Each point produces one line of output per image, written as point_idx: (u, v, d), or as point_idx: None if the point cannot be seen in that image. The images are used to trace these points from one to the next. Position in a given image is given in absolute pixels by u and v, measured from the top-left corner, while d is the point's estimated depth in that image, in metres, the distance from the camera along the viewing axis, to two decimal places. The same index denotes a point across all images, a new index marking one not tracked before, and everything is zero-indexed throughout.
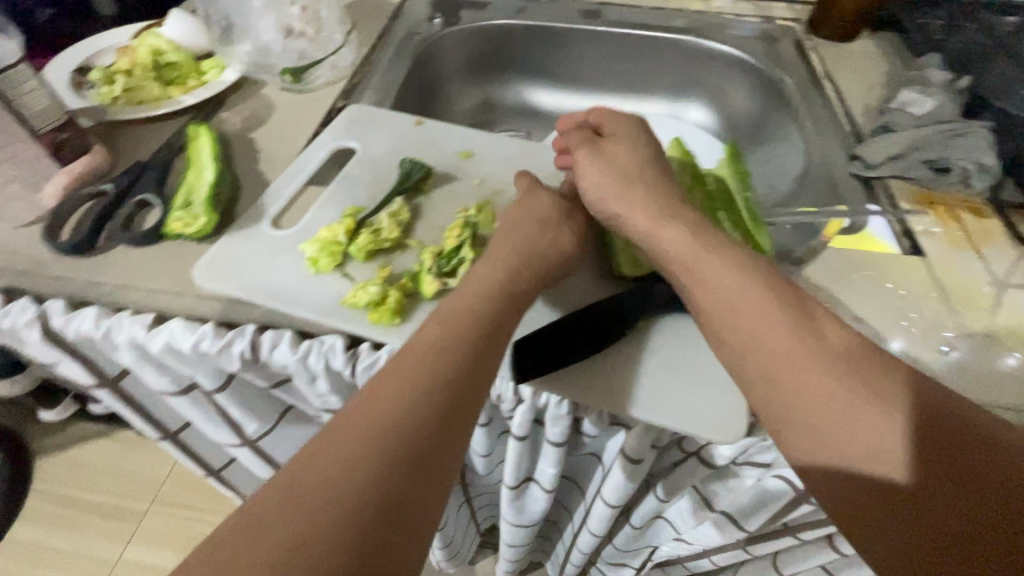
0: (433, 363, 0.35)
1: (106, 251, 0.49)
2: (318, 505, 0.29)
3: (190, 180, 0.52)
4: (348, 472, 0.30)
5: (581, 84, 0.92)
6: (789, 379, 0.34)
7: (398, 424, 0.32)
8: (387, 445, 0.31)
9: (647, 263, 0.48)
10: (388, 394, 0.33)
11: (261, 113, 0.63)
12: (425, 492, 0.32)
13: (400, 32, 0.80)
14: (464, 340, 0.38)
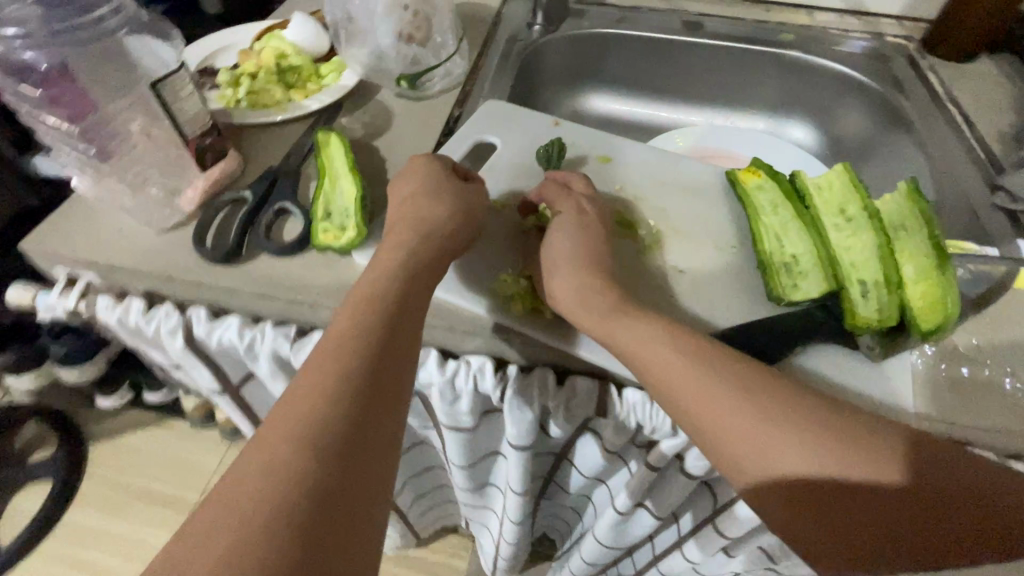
0: (350, 352, 0.34)
1: (249, 260, 0.48)
2: (256, 502, 0.28)
3: (326, 189, 0.51)
4: (279, 468, 0.29)
5: (675, 97, 0.89)
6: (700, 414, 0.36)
7: (329, 406, 0.32)
8: (313, 436, 0.30)
9: (813, 291, 0.46)
10: (312, 376, 0.33)
11: (381, 119, 0.63)
12: (363, 472, 0.31)
13: (504, 39, 0.79)
14: (382, 326, 0.36)
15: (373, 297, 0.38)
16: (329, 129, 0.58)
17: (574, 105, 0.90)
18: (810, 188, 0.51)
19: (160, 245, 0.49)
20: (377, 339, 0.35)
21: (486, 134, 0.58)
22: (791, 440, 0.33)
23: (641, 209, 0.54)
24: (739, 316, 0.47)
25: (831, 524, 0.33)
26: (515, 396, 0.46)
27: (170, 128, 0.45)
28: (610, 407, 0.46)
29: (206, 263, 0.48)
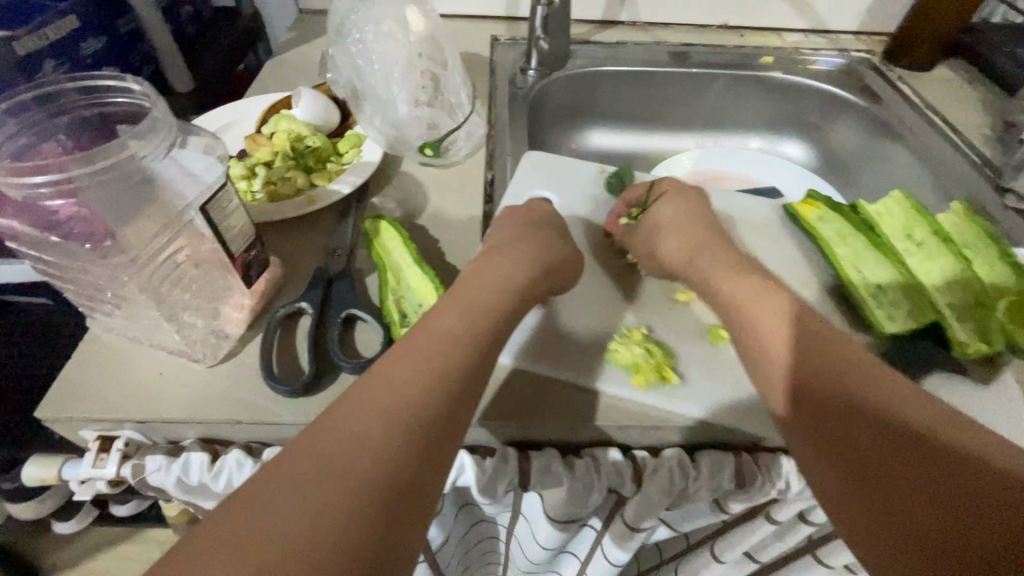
0: (452, 348, 0.34)
1: (327, 383, 0.42)
2: (345, 466, 0.26)
3: (391, 285, 0.47)
4: (370, 435, 0.28)
5: (671, 124, 0.91)
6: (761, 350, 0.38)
7: (397, 419, 0.29)
8: (409, 416, 0.29)
9: (913, 320, 0.46)
10: (389, 382, 0.30)
11: (415, 194, 0.58)
12: (418, 505, 0.27)
13: (505, 88, 0.76)
14: (482, 331, 0.36)
15: (469, 304, 0.38)
16: (368, 215, 0.53)
17: (574, 145, 0.89)
18: (873, 218, 0.53)
19: (218, 382, 0.42)
20: (476, 342, 0.35)
21: (545, 180, 0.59)
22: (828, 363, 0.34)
23: None
24: None
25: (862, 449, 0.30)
26: (651, 480, 0.42)
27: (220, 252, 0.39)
28: (753, 481, 0.43)
29: (278, 396, 0.42)
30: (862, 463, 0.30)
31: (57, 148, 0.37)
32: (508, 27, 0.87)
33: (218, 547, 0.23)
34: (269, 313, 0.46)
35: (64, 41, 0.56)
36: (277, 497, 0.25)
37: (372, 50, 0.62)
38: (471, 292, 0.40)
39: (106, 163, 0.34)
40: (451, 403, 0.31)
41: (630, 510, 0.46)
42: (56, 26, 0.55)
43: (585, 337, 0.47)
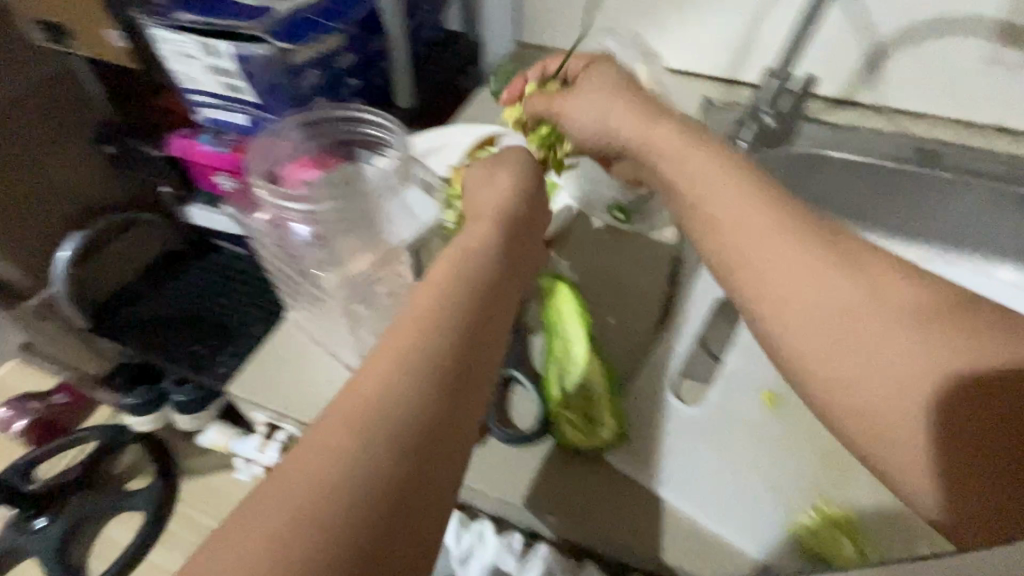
0: (449, 297, 0.33)
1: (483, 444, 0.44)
2: (362, 432, 0.27)
3: (558, 354, 0.44)
4: (384, 398, 0.28)
5: (887, 230, 0.80)
6: (812, 350, 0.37)
7: (414, 342, 0.31)
8: (416, 368, 0.30)
9: None
10: (391, 350, 0.30)
11: (597, 255, 0.56)
12: (453, 410, 0.30)
13: None
14: (484, 277, 0.35)
15: (471, 258, 0.36)
16: (549, 269, 0.52)
17: None
18: None
19: None
20: (474, 289, 0.34)
21: None
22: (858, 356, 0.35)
23: None
24: None
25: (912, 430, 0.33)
26: None
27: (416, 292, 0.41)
28: None
29: None
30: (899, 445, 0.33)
31: (306, 179, 0.42)
32: (724, 90, 0.82)
33: (281, 475, 0.26)
34: None
35: (329, 54, 0.63)
36: (313, 467, 0.26)
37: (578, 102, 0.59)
38: (497, 251, 0.38)
39: (329, 211, 0.39)
40: (465, 335, 0.32)
41: None
42: (328, 42, 0.62)
43: (760, 482, 0.43)
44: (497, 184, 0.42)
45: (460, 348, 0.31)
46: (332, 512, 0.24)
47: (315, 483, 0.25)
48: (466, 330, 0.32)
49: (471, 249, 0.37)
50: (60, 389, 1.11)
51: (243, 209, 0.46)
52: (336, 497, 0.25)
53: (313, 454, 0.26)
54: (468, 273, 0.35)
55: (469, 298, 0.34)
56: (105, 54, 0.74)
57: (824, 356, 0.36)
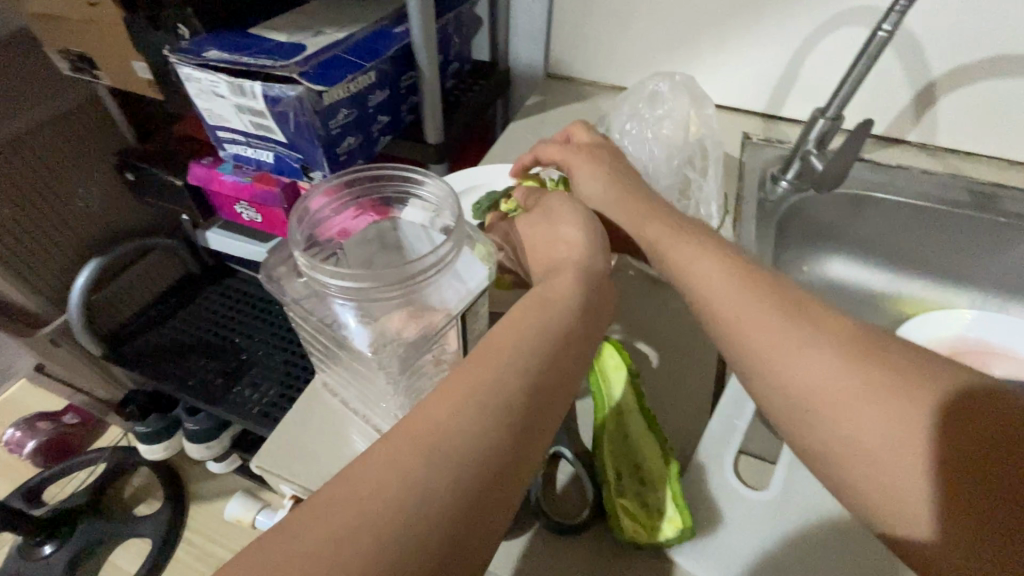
0: (524, 339, 0.32)
1: (522, 531, 0.38)
2: (418, 469, 0.26)
3: (613, 433, 0.40)
4: (451, 431, 0.27)
5: (941, 276, 0.74)
6: (808, 404, 0.32)
7: (483, 379, 0.30)
8: (487, 409, 0.28)
9: None
10: (463, 390, 0.29)
11: (643, 313, 0.52)
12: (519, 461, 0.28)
13: (751, 199, 0.69)
14: (560, 322, 0.34)
15: (550, 301, 0.35)
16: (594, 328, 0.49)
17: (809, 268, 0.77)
18: None
19: None
20: (551, 335, 0.33)
21: None
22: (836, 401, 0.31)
23: None
24: None
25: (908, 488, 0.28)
26: None
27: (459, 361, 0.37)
28: None
29: None
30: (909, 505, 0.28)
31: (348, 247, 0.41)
32: (764, 126, 0.79)
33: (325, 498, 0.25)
34: None
35: (363, 93, 0.62)
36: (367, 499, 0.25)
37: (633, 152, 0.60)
38: (571, 297, 0.36)
39: (373, 283, 0.35)
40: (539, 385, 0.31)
41: None
42: (361, 80, 0.60)
43: None
44: (567, 241, 0.41)
45: (527, 395, 0.30)
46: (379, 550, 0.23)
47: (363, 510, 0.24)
48: (536, 375, 0.31)
49: (554, 299, 0.36)
50: (71, 409, 1.10)
51: (269, 262, 0.43)
52: (386, 532, 0.23)
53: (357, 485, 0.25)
54: (533, 324, 0.33)
55: (540, 340, 0.33)
56: (131, 84, 0.73)
57: (796, 389, 0.33)
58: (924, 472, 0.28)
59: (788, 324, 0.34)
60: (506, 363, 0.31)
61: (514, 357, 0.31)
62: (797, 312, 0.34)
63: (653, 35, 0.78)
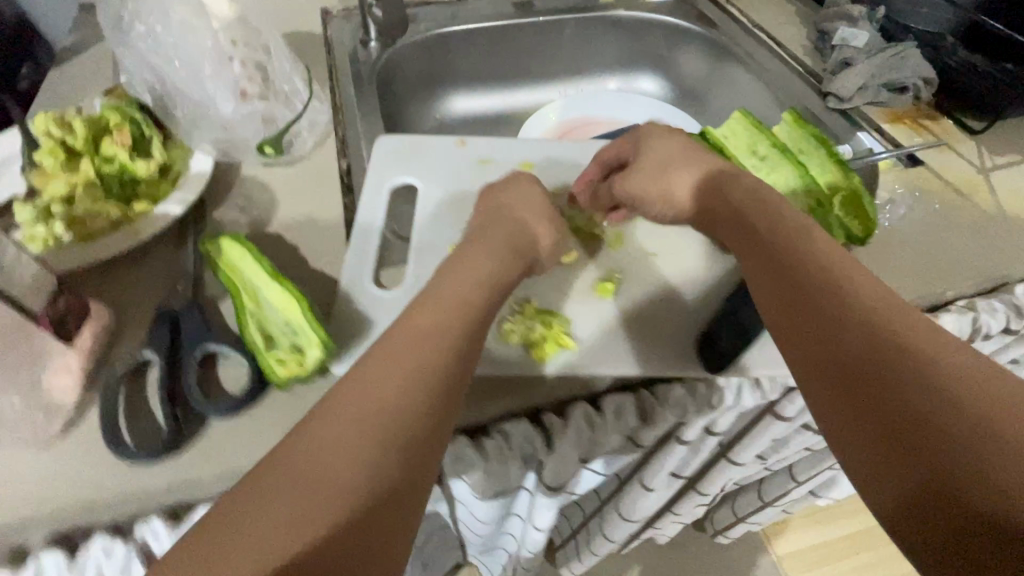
0: (381, 433, 0.28)
1: (199, 436, 0.38)
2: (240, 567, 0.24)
3: (251, 308, 0.42)
4: (290, 526, 0.25)
5: (528, 79, 0.90)
6: (794, 321, 0.34)
7: (363, 412, 0.29)
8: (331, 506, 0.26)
9: None
10: (317, 465, 0.27)
11: (268, 200, 0.52)
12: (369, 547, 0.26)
13: (347, 66, 0.71)
14: (436, 399, 0.31)
15: (425, 369, 0.31)
16: (211, 233, 0.47)
17: (437, 115, 0.86)
18: (723, 142, 0.55)
19: (62, 466, 0.36)
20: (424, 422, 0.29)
21: (411, 168, 0.56)
22: (815, 324, 0.33)
23: None
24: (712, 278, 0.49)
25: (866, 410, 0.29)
26: (568, 438, 0.43)
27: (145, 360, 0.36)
28: (656, 414, 0.45)
29: (140, 465, 0.36)
30: (872, 429, 0.29)
31: None
32: None
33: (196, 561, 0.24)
34: (104, 371, 0.39)
35: None
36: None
37: (168, 43, 0.52)
38: (444, 379, 0.31)
39: None
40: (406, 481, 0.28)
41: (551, 469, 0.47)
42: None
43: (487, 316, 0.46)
44: None
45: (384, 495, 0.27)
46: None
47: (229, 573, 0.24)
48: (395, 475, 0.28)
49: (424, 369, 0.31)
50: None
51: None
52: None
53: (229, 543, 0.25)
54: (401, 413, 0.29)
55: (439, 364, 0.32)
56: None
57: (787, 297, 0.35)
58: (877, 413, 0.29)
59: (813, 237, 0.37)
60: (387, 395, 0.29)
61: (414, 393, 0.30)
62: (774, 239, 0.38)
63: None
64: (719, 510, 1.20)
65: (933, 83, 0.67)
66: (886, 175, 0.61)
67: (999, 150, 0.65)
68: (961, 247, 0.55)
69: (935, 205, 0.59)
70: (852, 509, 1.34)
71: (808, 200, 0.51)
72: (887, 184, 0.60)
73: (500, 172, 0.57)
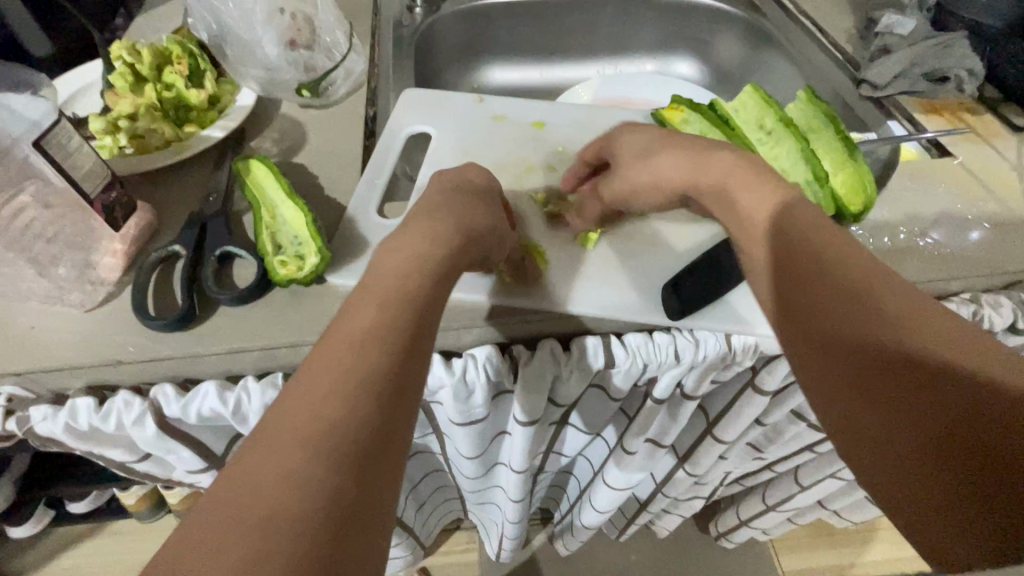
0: (360, 373, 0.30)
1: (209, 318, 0.44)
2: (261, 512, 0.25)
3: (266, 219, 0.48)
4: (294, 473, 0.26)
5: (565, 55, 0.92)
6: (823, 335, 0.34)
7: (370, 350, 0.31)
8: (332, 443, 0.28)
9: None
10: (308, 413, 0.28)
11: (298, 135, 0.58)
12: (378, 480, 0.28)
13: (390, 28, 0.77)
14: (399, 340, 0.33)
15: (392, 320, 0.33)
16: (245, 157, 0.53)
17: (473, 83, 0.90)
18: (730, 114, 0.56)
19: (97, 328, 0.43)
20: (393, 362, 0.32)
21: (429, 117, 0.60)
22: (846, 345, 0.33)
23: None
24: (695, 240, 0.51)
25: (897, 435, 0.30)
26: (532, 373, 0.46)
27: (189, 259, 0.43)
28: (621, 360, 0.47)
29: (158, 335, 0.43)
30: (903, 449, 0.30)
31: None
32: None
33: (211, 499, 0.26)
34: (141, 258, 0.46)
35: None
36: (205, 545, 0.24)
37: None
38: (406, 325, 0.34)
39: None
40: (386, 417, 0.30)
41: (519, 402, 0.50)
42: None
43: None
44: None
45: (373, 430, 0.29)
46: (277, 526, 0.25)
47: (250, 505, 0.25)
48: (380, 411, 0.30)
49: (373, 317, 0.33)
50: None
51: None
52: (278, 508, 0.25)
53: (247, 478, 0.26)
54: (374, 359, 0.31)
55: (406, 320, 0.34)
56: None
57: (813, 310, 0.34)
58: (916, 432, 0.29)
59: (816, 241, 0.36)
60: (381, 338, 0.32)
61: (375, 346, 0.32)
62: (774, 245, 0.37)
63: None
64: (724, 512, 1.17)
65: (978, 76, 0.63)
66: (907, 163, 0.59)
67: None
68: (980, 240, 0.53)
69: (958, 196, 0.56)
70: (873, 534, 1.28)
71: (807, 174, 0.51)
72: (908, 171, 0.58)
73: (511, 128, 0.60)
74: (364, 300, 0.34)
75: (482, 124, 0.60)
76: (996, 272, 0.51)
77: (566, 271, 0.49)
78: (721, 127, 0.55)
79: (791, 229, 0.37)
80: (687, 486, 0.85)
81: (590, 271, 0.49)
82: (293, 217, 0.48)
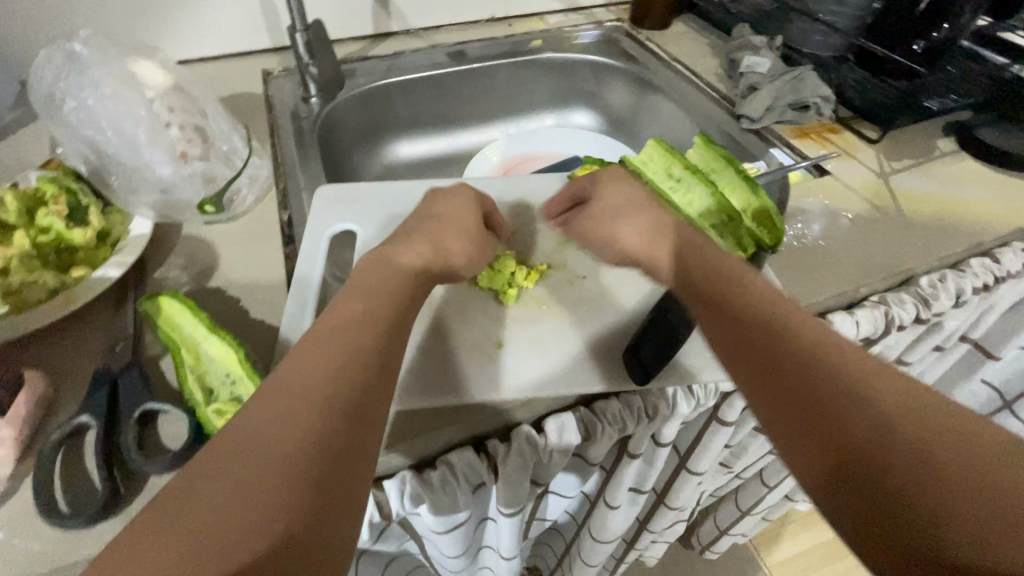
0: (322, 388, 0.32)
1: (139, 494, 0.38)
2: (233, 492, 0.27)
3: (190, 364, 0.43)
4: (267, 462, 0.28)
5: (468, 120, 0.94)
6: (783, 385, 0.34)
7: (333, 372, 0.33)
8: (299, 443, 0.29)
9: None
10: (280, 417, 0.30)
11: (209, 256, 0.54)
12: (339, 480, 0.29)
13: (289, 121, 0.74)
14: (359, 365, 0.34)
15: (357, 351, 0.35)
16: (150, 292, 0.48)
17: (383, 161, 0.89)
18: (640, 167, 0.60)
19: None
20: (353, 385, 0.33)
21: (348, 213, 0.58)
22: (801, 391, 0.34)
23: (519, 233, 0.59)
24: (637, 293, 0.53)
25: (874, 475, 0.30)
26: (514, 467, 0.44)
27: (106, 435, 0.37)
28: (596, 430, 0.47)
29: (76, 532, 0.36)
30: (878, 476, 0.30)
31: None
32: (279, 58, 0.82)
33: (184, 479, 0.27)
34: (40, 441, 0.40)
35: None
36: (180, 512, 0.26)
37: (100, 116, 0.52)
38: (365, 349, 0.35)
39: None
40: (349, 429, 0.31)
41: (500, 495, 0.47)
42: None
43: (428, 352, 0.48)
44: None
45: (335, 438, 0.30)
46: (272, 508, 0.27)
47: (228, 493, 0.27)
48: (341, 422, 0.31)
49: (334, 334, 0.35)
50: None
51: None
52: (294, 477, 0.28)
53: (198, 488, 0.27)
54: (333, 367, 0.33)
55: (362, 344, 0.35)
56: None
57: (768, 364, 0.36)
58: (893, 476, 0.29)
59: (763, 310, 0.39)
60: (347, 352, 0.34)
61: (339, 365, 0.33)
62: (738, 314, 0.39)
63: (100, 2, 0.71)
64: (703, 527, 1.20)
65: (832, 100, 0.72)
66: (797, 185, 0.66)
67: (898, 156, 0.71)
68: (873, 244, 0.59)
69: (843, 207, 0.63)
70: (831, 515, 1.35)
71: (723, 213, 0.55)
72: (799, 192, 0.65)
73: None
74: (328, 322, 0.36)
75: (405, 212, 0.59)
76: (892, 273, 0.57)
77: (542, 350, 0.48)
78: (636, 181, 0.59)
79: (741, 297, 0.40)
80: (668, 518, 0.85)
81: (557, 342, 0.49)
82: (221, 356, 0.43)
